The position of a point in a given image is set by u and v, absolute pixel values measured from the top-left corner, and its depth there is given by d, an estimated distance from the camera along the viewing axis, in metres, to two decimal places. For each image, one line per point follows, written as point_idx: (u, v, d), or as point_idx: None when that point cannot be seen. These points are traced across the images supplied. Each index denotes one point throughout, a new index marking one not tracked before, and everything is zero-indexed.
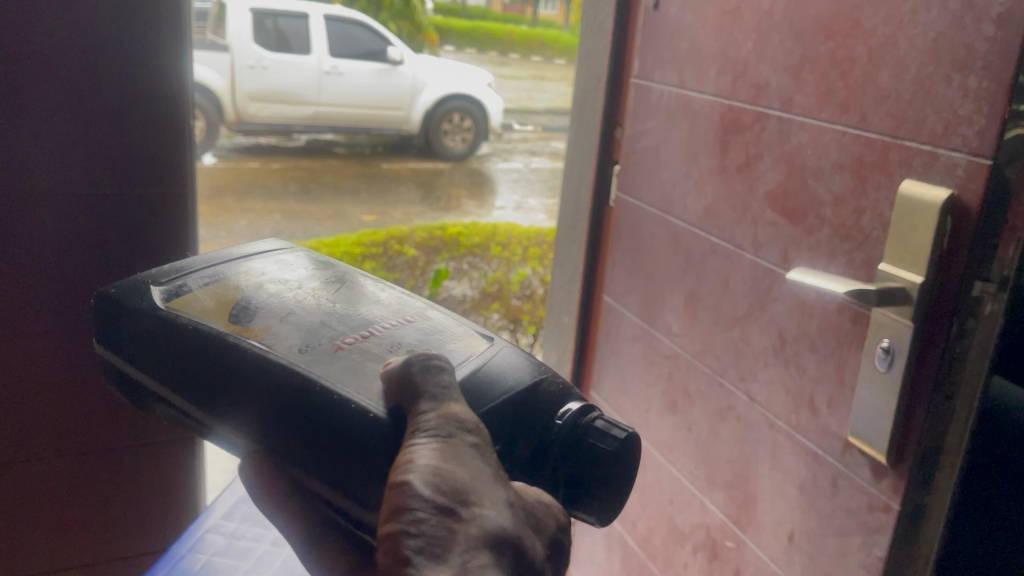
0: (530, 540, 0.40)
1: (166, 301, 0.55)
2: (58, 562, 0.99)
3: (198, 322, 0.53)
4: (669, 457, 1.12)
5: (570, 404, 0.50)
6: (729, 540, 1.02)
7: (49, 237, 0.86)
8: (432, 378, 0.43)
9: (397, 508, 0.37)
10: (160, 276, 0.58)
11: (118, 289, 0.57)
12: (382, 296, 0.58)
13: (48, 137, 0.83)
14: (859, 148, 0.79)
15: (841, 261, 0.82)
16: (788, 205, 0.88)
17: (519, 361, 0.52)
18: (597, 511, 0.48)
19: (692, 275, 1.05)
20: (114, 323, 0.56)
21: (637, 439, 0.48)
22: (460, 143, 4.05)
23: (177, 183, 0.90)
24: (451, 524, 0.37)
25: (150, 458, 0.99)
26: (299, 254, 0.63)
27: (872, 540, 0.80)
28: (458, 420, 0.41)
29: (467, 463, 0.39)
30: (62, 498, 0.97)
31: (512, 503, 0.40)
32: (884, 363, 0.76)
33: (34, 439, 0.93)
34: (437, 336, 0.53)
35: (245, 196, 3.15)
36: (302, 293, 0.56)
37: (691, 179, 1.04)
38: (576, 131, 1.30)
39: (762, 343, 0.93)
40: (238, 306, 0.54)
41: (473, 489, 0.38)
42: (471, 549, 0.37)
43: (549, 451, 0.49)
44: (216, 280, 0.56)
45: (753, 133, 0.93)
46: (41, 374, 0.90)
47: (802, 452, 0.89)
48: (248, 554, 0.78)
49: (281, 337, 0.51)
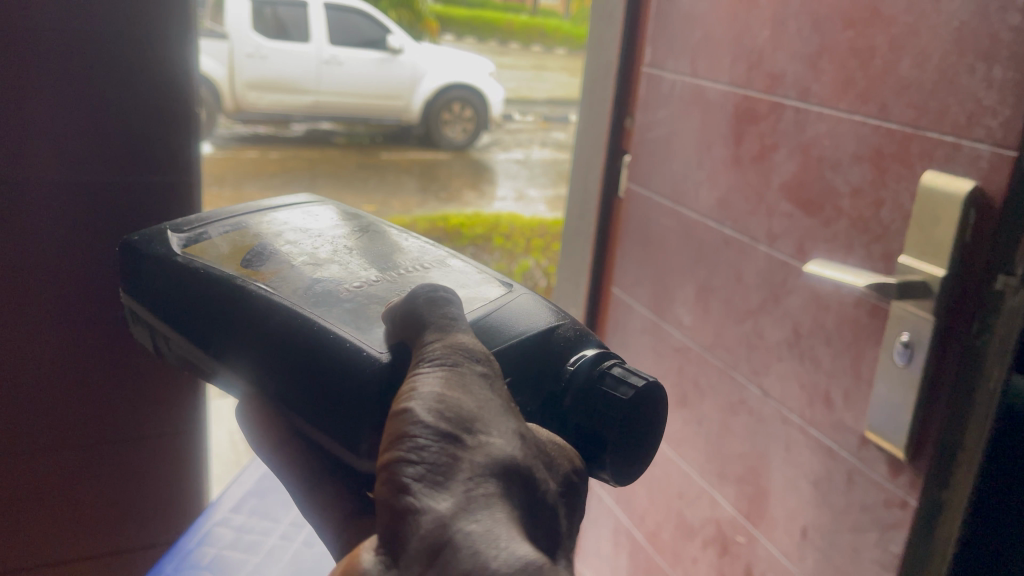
0: (540, 476, 0.37)
1: (185, 247, 0.57)
2: (66, 554, 0.99)
3: (210, 266, 0.54)
4: (678, 451, 1.12)
5: (585, 352, 0.49)
6: (740, 535, 1.01)
7: (53, 228, 0.85)
8: (439, 310, 0.42)
9: (397, 438, 0.35)
10: (182, 226, 0.60)
11: (142, 236, 0.60)
12: (403, 246, 0.58)
13: (55, 125, 0.81)
14: (878, 139, 0.77)
15: (859, 254, 0.81)
16: (804, 196, 0.87)
17: (536, 309, 0.51)
18: (611, 464, 0.46)
19: (704, 267, 1.04)
20: (135, 269, 0.59)
21: (655, 388, 0.46)
22: (460, 134, 3.95)
23: (181, 171, 0.89)
24: (455, 452, 0.35)
25: (143, 450, 0.98)
26: (329, 207, 0.64)
27: (888, 536, 0.79)
28: (465, 350, 0.40)
29: (475, 393, 0.38)
30: (68, 491, 0.96)
31: (525, 436, 0.38)
32: (902, 357, 0.75)
33: (37, 432, 0.92)
34: (455, 284, 0.53)
35: (244, 185, 3.14)
36: (317, 241, 0.57)
37: (704, 170, 1.03)
38: (582, 120, 1.27)
39: (777, 336, 0.92)
40: (253, 252, 0.55)
41: (476, 417, 0.36)
42: (476, 476, 0.34)
43: (562, 396, 0.48)
44: (237, 229, 0.58)
45: (768, 123, 0.92)
46: (50, 364, 0.90)
47: (816, 447, 0.88)
48: (256, 547, 0.77)
49: (288, 279, 0.51)
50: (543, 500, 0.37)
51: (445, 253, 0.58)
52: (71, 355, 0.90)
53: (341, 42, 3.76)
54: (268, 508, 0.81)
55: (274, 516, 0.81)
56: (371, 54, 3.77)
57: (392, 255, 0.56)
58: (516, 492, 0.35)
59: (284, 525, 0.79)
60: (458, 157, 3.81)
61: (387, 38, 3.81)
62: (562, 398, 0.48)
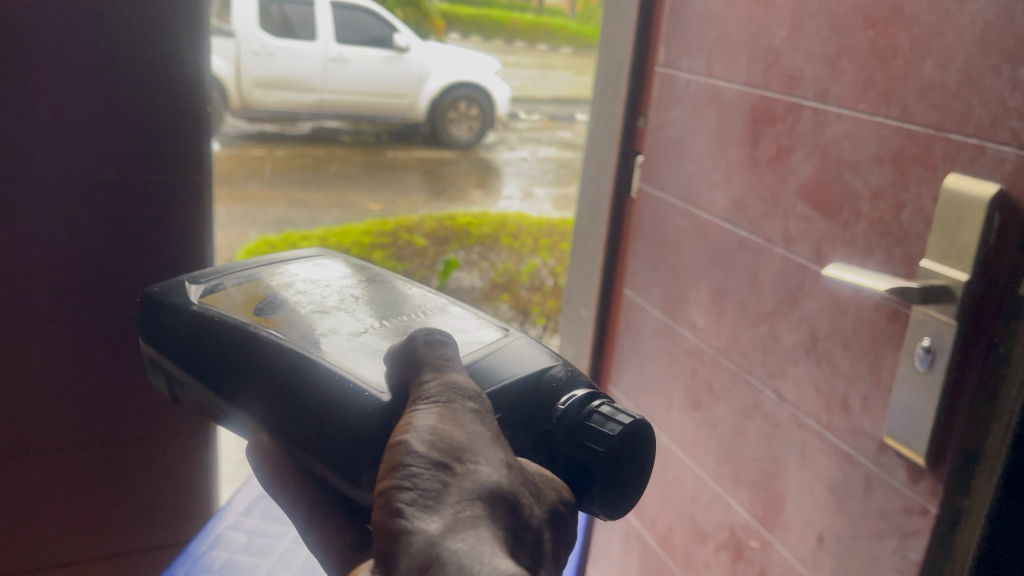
0: (529, 505, 0.37)
1: (200, 297, 0.57)
2: (82, 552, 1.01)
3: (224, 315, 0.54)
4: (691, 454, 1.11)
5: (576, 392, 0.48)
6: (754, 540, 1.00)
7: (66, 229, 0.86)
8: (435, 351, 0.41)
9: (392, 467, 0.35)
10: (199, 277, 0.60)
11: (161, 288, 0.60)
12: (411, 295, 0.57)
13: (70, 127, 0.83)
14: (899, 140, 0.76)
15: (879, 257, 0.80)
16: (821, 198, 0.86)
17: (532, 352, 0.51)
18: (599, 498, 0.46)
19: (718, 269, 1.03)
20: (152, 320, 0.59)
21: (643, 425, 0.45)
22: (466, 131, 4.02)
23: (193, 170, 0.90)
24: (444, 479, 0.35)
25: (145, 454, 1.00)
26: (338, 259, 0.64)
27: (907, 544, 0.78)
28: (458, 388, 0.39)
29: (467, 426, 0.37)
30: (81, 490, 0.98)
31: (515, 467, 0.37)
32: (924, 363, 0.74)
33: (52, 431, 0.94)
34: (455, 330, 0.52)
35: (252, 183, 3.14)
36: (326, 291, 0.56)
37: (719, 171, 1.02)
38: (595, 119, 1.27)
39: (793, 339, 0.91)
40: (265, 301, 0.55)
41: (467, 447, 0.36)
42: (463, 501, 0.34)
43: (552, 435, 0.47)
44: (250, 280, 0.58)
45: (786, 124, 0.90)
46: (65, 364, 0.91)
47: (833, 452, 0.87)
48: (268, 552, 0.76)
49: (298, 327, 0.51)
50: (530, 527, 0.36)
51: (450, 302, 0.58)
52: (85, 357, 0.92)
53: (347, 40, 3.74)
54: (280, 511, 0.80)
55: (285, 520, 0.80)
56: (377, 53, 3.78)
57: (398, 304, 0.55)
58: (504, 520, 0.35)
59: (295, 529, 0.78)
60: (464, 157, 3.87)
61: (393, 36, 3.82)
62: (552, 435, 0.47)
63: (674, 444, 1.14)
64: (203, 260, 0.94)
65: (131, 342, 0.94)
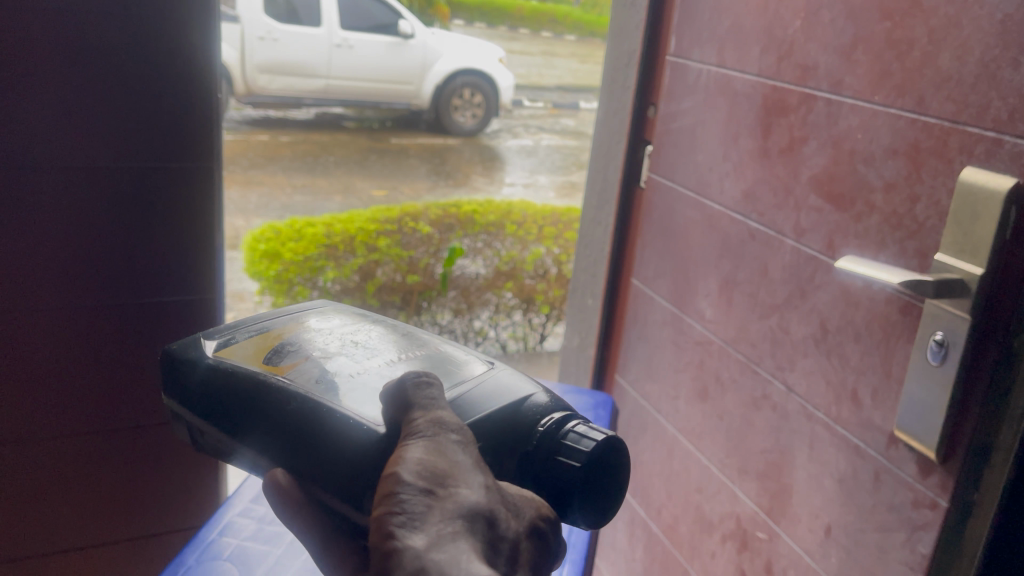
0: (508, 521, 0.37)
1: (215, 349, 0.60)
2: (104, 535, 1.06)
3: (236, 365, 0.57)
4: (698, 445, 1.11)
5: (553, 414, 0.51)
6: (761, 531, 1.00)
7: (82, 217, 0.89)
8: (422, 392, 0.41)
9: (383, 495, 0.35)
10: (213, 332, 0.63)
11: (178, 344, 0.63)
12: (408, 340, 0.60)
13: (87, 120, 0.85)
14: (915, 133, 0.76)
15: (892, 250, 0.79)
16: (834, 190, 0.86)
17: (513, 382, 0.54)
18: (580, 507, 0.48)
19: (727, 260, 1.03)
20: (170, 373, 0.61)
21: (617, 439, 0.48)
22: (471, 118, 4.00)
23: (203, 157, 0.92)
24: (430, 502, 0.35)
25: (139, 444, 1.03)
26: (342, 308, 0.66)
27: (916, 537, 0.78)
28: (444, 422, 0.39)
29: (453, 456, 0.37)
30: (98, 472, 1.02)
31: (498, 491, 0.38)
32: (937, 357, 0.73)
33: (70, 414, 0.98)
34: (448, 371, 0.56)
35: (256, 169, 3.13)
36: (329, 338, 0.59)
37: (730, 162, 1.01)
38: (604, 109, 1.30)
39: (803, 331, 0.91)
40: (274, 350, 0.57)
41: (451, 473, 0.36)
42: (448, 522, 0.34)
43: (533, 458, 0.49)
44: (260, 331, 0.61)
45: (798, 115, 0.90)
46: (83, 352, 0.95)
47: (842, 445, 0.87)
48: (278, 539, 0.75)
49: (303, 372, 0.54)
50: (508, 540, 0.36)
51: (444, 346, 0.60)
52: (99, 346, 0.96)
53: (352, 26, 3.63)
54: None
55: None
56: (381, 38, 3.68)
57: (395, 348, 0.58)
58: (488, 539, 0.35)
59: None
60: (469, 145, 3.87)
61: (398, 22, 3.71)
62: (534, 456, 0.49)
63: (681, 434, 1.14)
64: (213, 242, 0.97)
65: (135, 331, 0.97)
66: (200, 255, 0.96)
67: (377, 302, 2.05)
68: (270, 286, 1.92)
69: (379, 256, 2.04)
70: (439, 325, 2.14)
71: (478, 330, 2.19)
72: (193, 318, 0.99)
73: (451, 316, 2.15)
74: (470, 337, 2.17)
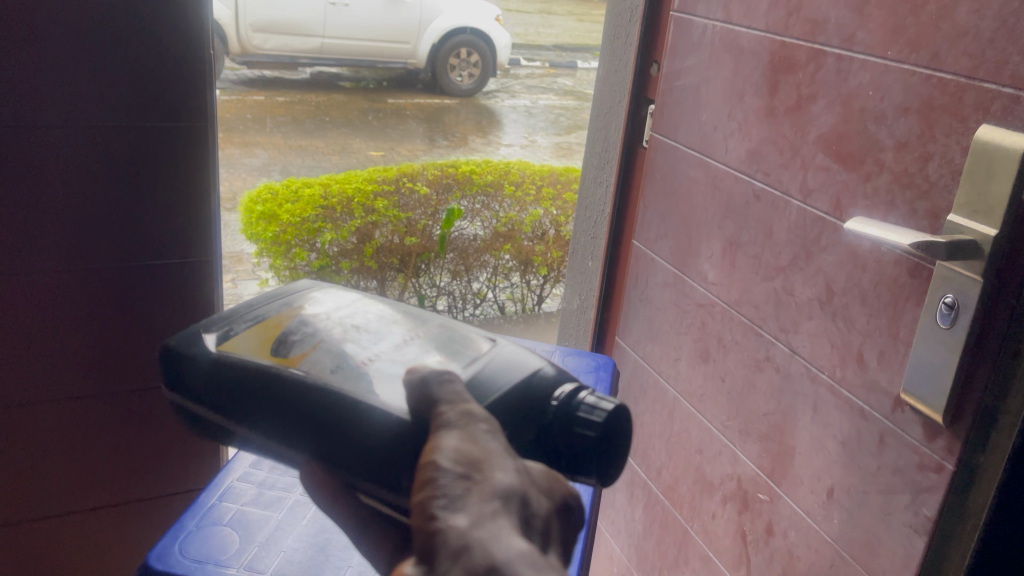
0: (538, 501, 0.38)
1: (217, 344, 0.63)
2: (106, 498, 1.08)
3: (243, 359, 0.61)
4: (699, 407, 1.10)
5: (565, 386, 0.55)
6: (762, 492, 1.00)
7: (78, 176, 0.90)
8: (447, 388, 0.45)
9: (423, 482, 0.37)
10: (210, 325, 0.66)
11: (175, 340, 0.66)
12: (400, 319, 0.66)
13: (81, 80, 0.86)
14: (928, 90, 0.73)
15: (901, 210, 0.77)
16: (843, 149, 0.84)
17: (523, 355, 0.59)
18: (595, 469, 0.53)
19: (731, 221, 1.01)
20: (175, 369, 0.64)
21: (625, 408, 0.52)
22: (466, 79, 3.92)
23: (197, 117, 0.93)
24: (467, 484, 0.36)
25: (140, 407, 1.05)
26: (328, 290, 0.71)
27: (920, 500, 0.77)
28: (473, 414, 0.42)
29: (484, 443, 0.39)
30: (100, 434, 1.04)
31: (526, 474, 0.39)
32: (946, 320, 0.72)
33: (71, 375, 0.99)
34: (445, 347, 0.62)
35: (254, 130, 3.07)
36: (329, 325, 0.64)
37: (735, 121, 0.99)
38: (604, 68, 1.29)
39: (808, 294, 0.90)
40: (278, 342, 0.62)
41: (484, 457, 0.38)
42: (486, 501, 0.36)
43: (549, 429, 0.53)
44: (258, 323, 0.65)
45: (806, 73, 0.88)
46: (83, 313, 0.97)
47: (846, 407, 0.86)
48: (278, 504, 0.75)
49: (315, 362, 0.59)
50: (539, 516, 0.37)
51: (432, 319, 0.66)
52: (99, 308, 0.97)
53: None
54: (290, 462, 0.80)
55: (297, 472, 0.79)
56: None
57: (388, 328, 0.64)
58: (522, 516, 0.36)
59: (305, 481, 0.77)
60: (466, 105, 3.82)
61: None
62: (550, 427, 0.53)
63: (682, 396, 1.13)
64: (209, 203, 0.98)
65: (132, 293, 0.98)
66: (194, 216, 0.98)
67: (376, 263, 2.03)
68: (268, 248, 1.88)
69: (377, 218, 2.01)
70: (438, 287, 2.13)
71: (476, 292, 2.19)
72: (191, 280, 1.01)
73: (450, 278, 2.14)
74: (467, 300, 2.19)
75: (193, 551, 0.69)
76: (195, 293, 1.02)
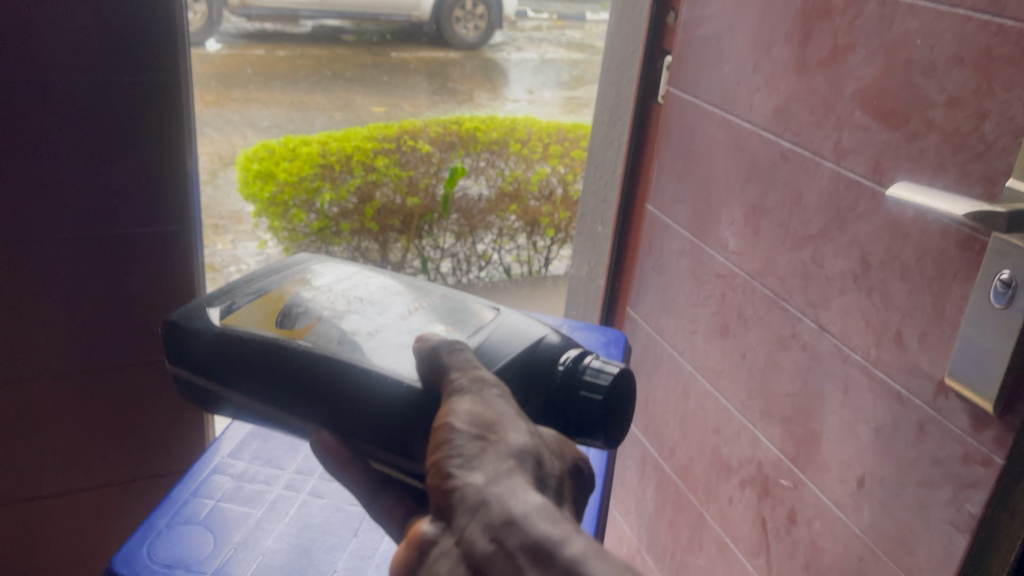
0: (548, 460, 0.43)
1: (221, 317, 0.60)
2: (92, 476, 1.03)
3: (249, 332, 0.58)
4: (717, 384, 1.03)
5: (569, 351, 0.54)
6: (785, 478, 0.93)
7: (42, 138, 0.83)
8: (457, 355, 0.48)
9: (441, 444, 0.42)
10: (210, 299, 0.63)
11: (178, 313, 0.62)
12: (402, 288, 0.64)
13: (38, 32, 0.78)
14: (987, 37, 0.65)
15: (950, 174, 0.69)
16: (883, 106, 0.75)
17: (525, 323, 0.58)
18: (603, 431, 0.52)
19: (754, 184, 0.93)
20: (175, 344, 0.61)
21: (629, 370, 0.52)
22: (472, 31, 3.70)
23: (168, 72, 0.85)
24: (482, 445, 0.42)
25: (122, 383, 0.99)
26: (328, 260, 0.68)
27: (964, 495, 0.70)
28: (483, 378, 0.46)
29: (496, 405, 0.44)
30: (82, 412, 0.99)
31: (537, 433, 0.44)
32: (1001, 299, 0.64)
33: (48, 351, 0.93)
34: (453, 318, 0.60)
35: (252, 82, 2.96)
36: (332, 297, 0.61)
37: (761, 74, 0.90)
38: (617, 16, 1.19)
39: (840, 266, 0.82)
40: (282, 315, 0.59)
41: (497, 419, 0.43)
42: (500, 460, 0.41)
43: (556, 395, 0.52)
44: (260, 295, 0.62)
45: (844, 19, 0.79)
46: (57, 286, 0.90)
47: (881, 391, 0.79)
48: (258, 499, 0.68)
49: (322, 334, 0.57)
50: (549, 473, 0.43)
51: (435, 288, 0.64)
52: (75, 280, 0.91)
53: None
54: (272, 453, 0.73)
55: (279, 463, 0.73)
56: None
57: (393, 298, 0.62)
58: (535, 472, 0.42)
59: (288, 474, 0.71)
60: (471, 58, 3.69)
61: None
62: (555, 393, 0.52)
63: (698, 371, 1.06)
64: (184, 166, 0.90)
65: (108, 264, 0.92)
66: (169, 181, 0.90)
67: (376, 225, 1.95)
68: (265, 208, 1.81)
69: (377, 177, 1.93)
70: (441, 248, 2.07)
71: (481, 254, 2.12)
72: (171, 249, 0.94)
73: (454, 238, 2.09)
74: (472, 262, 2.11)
75: (163, 554, 0.62)
76: (176, 262, 0.95)
